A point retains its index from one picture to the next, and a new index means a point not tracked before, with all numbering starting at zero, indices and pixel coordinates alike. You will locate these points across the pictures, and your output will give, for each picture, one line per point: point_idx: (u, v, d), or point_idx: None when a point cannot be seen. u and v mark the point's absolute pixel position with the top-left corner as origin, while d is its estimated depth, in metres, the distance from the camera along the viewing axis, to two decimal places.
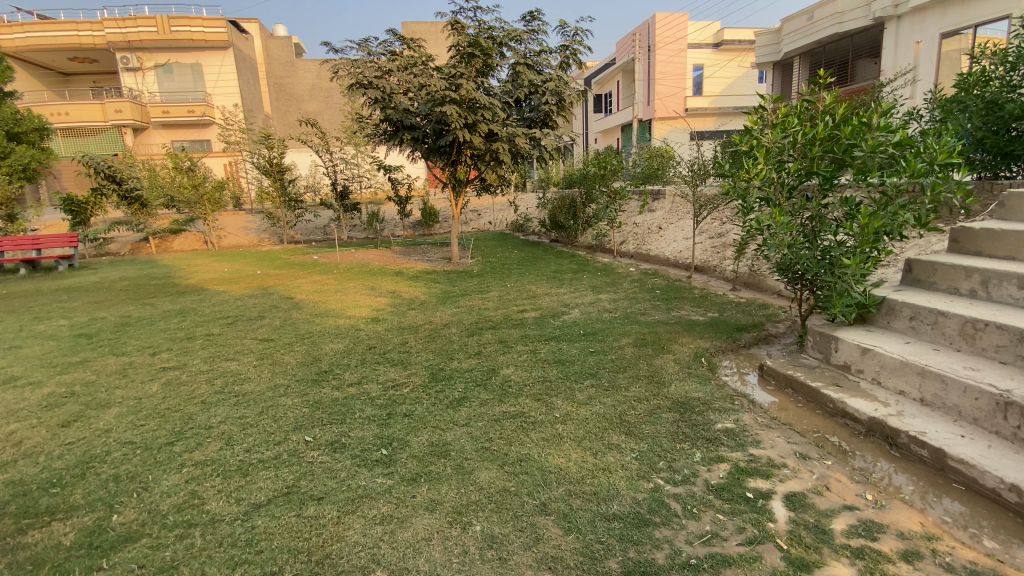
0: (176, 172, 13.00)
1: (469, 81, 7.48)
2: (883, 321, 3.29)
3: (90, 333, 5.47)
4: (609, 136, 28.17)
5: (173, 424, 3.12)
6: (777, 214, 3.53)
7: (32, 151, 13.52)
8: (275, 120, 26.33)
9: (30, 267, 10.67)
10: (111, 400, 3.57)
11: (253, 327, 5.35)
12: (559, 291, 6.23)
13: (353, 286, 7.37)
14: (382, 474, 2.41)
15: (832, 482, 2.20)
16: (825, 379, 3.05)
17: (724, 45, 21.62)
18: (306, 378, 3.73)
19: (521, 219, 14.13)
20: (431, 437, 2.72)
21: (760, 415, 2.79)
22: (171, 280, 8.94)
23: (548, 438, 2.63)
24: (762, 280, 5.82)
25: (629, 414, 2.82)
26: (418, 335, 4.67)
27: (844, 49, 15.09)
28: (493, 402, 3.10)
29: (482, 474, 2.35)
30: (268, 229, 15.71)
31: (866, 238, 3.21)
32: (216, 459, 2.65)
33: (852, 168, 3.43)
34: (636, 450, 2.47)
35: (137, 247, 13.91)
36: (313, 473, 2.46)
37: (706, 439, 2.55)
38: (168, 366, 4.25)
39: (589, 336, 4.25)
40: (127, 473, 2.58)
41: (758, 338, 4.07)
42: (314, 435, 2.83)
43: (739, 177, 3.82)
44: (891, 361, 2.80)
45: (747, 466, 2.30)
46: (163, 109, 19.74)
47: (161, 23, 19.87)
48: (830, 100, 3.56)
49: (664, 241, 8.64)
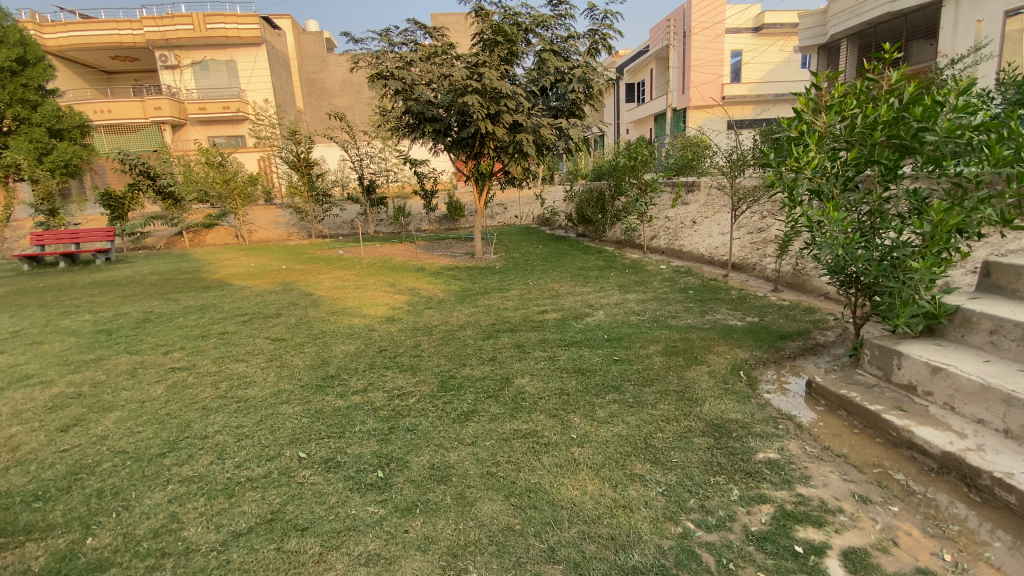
0: (208, 167, 13.13)
1: (492, 70, 7.17)
2: (955, 334, 2.84)
3: (109, 329, 5.47)
4: (640, 127, 27.36)
5: (169, 433, 2.96)
6: (832, 208, 3.09)
7: (73, 147, 14.17)
8: (307, 115, 26.66)
9: (69, 261, 10.94)
10: (114, 403, 3.46)
11: (268, 326, 5.22)
12: (583, 290, 5.91)
13: (373, 282, 7.23)
14: (374, 503, 2.15)
15: (900, 536, 1.83)
16: (886, 402, 2.63)
17: (764, 30, 20.59)
18: (311, 384, 3.53)
19: (547, 212, 13.77)
20: (433, 459, 2.46)
21: (810, 444, 2.41)
22: (198, 275, 9.01)
23: (561, 464, 2.33)
24: (807, 280, 5.34)
25: (655, 438, 2.49)
26: (433, 337, 4.44)
27: (897, 30, 14.04)
28: (504, 418, 2.81)
29: (484, 507, 2.07)
30: (297, 223, 15.87)
31: (938, 238, 2.75)
32: (203, 476, 2.47)
33: (920, 156, 2.98)
34: (663, 483, 2.15)
35: (172, 240, 14.27)
36: (301, 496, 2.24)
37: (746, 472, 2.20)
38: (177, 367, 4.13)
39: (614, 342, 3.93)
40: (111, 489, 2.42)
41: (804, 348, 3.65)
42: (308, 451, 2.61)
43: (787, 166, 3.36)
44: (968, 384, 2.37)
45: (795, 510, 1.95)
46: (200, 106, 20.16)
47: (197, 20, 20.25)
48: (895, 78, 3.10)
49: (699, 237, 8.17)
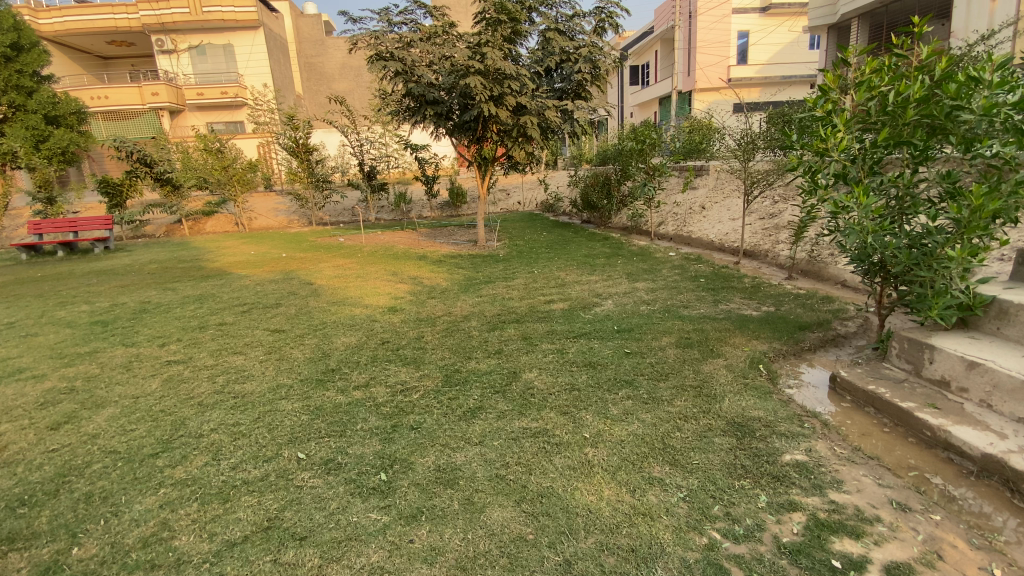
0: (207, 153, 12.87)
1: (495, 49, 6.90)
2: (990, 326, 2.67)
3: (106, 320, 5.35)
4: (644, 110, 26.93)
5: (163, 431, 2.84)
6: (861, 193, 2.89)
7: (70, 134, 13.96)
8: (306, 101, 26.25)
9: (67, 250, 10.79)
10: (107, 399, 3.33)
11: (267, 316, 5.08)
12: (590, 278, 5.75)
13: (375, 271, 7.08)
14: (377, 509, 2.02)
15: (944, 548, 1.69)
16: (919, 399, 2.47)
17: (771, 10, 20.04)
18: (310, 378, 3.40)
19: (551, 198, 13.58)
20: (438, 460, 2.33)
21: (839, 445, 2.27)
22: (197, 264, 8.87)
23: (574, 466, 2.20)
24: (823, 267, 5.18)
25: (673, 438, 2.35)
26: (436, 328, 4.29)
27: (910, 8, 13.46)
28: (512, 416, 2.67)
29: (494, 514, 1.94)
30: (297, 210, 15.68)
31: (975, 224, 2.56)
32: (197, 478, 2.34)
33: (954, 136, 2.79)
34: (684, 488, 2.01)
35: (172, 228, 14.10)
36: (300, 501, 2.11)
37: (773, 476, 2.05)
38: (174, 360, 4.00)
39: (624, 334, 3.78)
40: (101, 492, 2.30)
41: (824, 339, 3.50)
42: (307, 452, 2.48)
43: (812, 149, 3.15)
44: (1008, 381, 2.22)
45: (828, 518, 1.82)
46: (198, 92, 19.84)
47: (192, 3, 19.76)
48: (927, 52, 2.89)
49: (708, 223, 7.98)
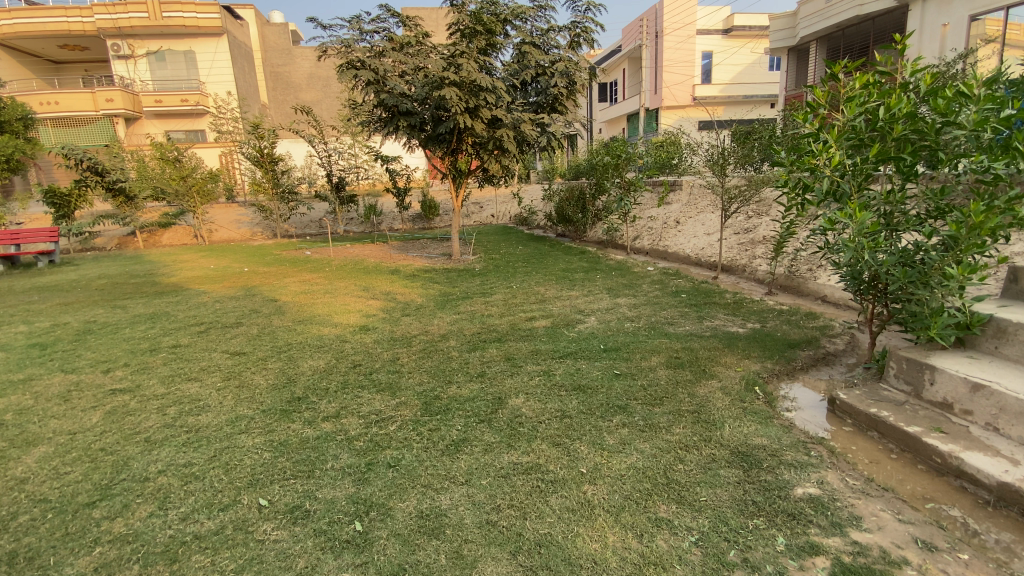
0: (163, 162, 12.21)
1: (470, 60, 6.75)
2: (988, 345, 2.63)
3: (44, 343, 4.86)
4: (614, 126, 27.39)
5: (102, 474, 2.48)
6: (856, 208, 2.80)
7: (15, 141, 13.02)
8: (271, 110, 25.54)
9: (8, 263, 9.98)
10: (40, 436, 2.94)
11: (227, 337, 4.71)
12: (570, 294, 5.60)
13: (344, 286, 6.75)
14: (351, 568, 1.76)
15: None
16: (923, 422, 2.37)
17: (732, 32, 20.83)
18: (273, 409, 3.09)
19: (525, 211, 13.51)
20: (421, 504, 2.09)
21: (850, 475, 2.15)
22: (151, 279, 8.30)
23: (573, 508, 1.99)
24: (803, 282, 5.18)
25: (676, 471, 2.18)
26: (412, 349, 4.04)
27: (865, 33, 14.02)
28: (500, 449, 2.45)
29: (487, 569, 1.72)
30: (262, 222, 15.12)
31: (971, 242, 2.49)
32: (141, 534, 2.03)
33: (942, 152, 2.75)
34: (695, 530, 1.84)
35: (124, 240, 13.34)
36: (262, 560, 1.83)
37: (788, 514, 1.90)
38: (119, 389, 3.60)
39: (611, 353, 3.62)
40: (24, 552, 1.96)
41: (815, 357, 3.43)
42: (271, 498, 2.19)
43: (804, 165, 3.08)
44: (1016, 404, 2.14)
45: (854, 563, 1.67)
46: (156, 98, 19.02)
47: (151, 8, 18.99)
48: (912, 69, 2.88)
49: (683, 237, 8.01)
